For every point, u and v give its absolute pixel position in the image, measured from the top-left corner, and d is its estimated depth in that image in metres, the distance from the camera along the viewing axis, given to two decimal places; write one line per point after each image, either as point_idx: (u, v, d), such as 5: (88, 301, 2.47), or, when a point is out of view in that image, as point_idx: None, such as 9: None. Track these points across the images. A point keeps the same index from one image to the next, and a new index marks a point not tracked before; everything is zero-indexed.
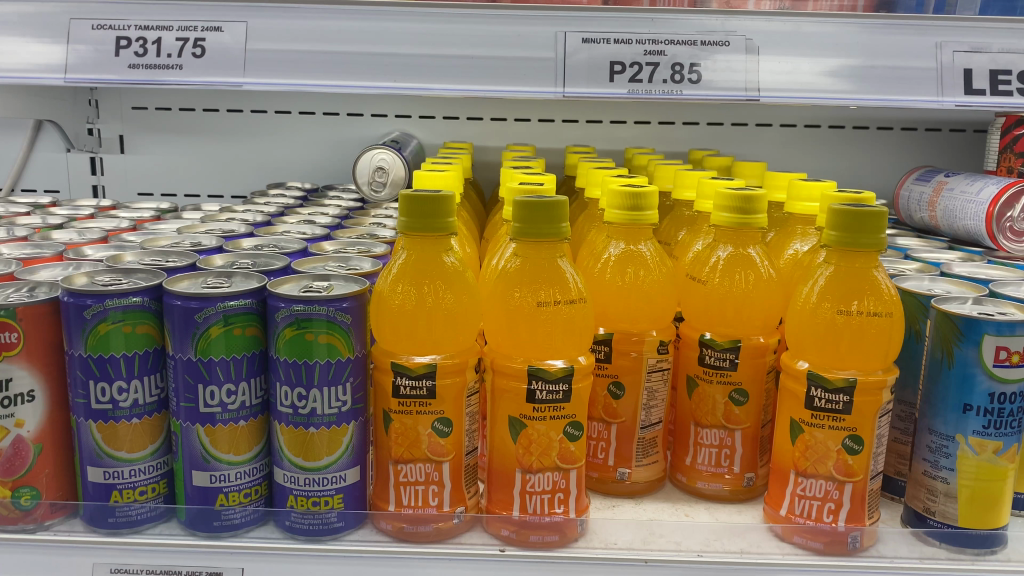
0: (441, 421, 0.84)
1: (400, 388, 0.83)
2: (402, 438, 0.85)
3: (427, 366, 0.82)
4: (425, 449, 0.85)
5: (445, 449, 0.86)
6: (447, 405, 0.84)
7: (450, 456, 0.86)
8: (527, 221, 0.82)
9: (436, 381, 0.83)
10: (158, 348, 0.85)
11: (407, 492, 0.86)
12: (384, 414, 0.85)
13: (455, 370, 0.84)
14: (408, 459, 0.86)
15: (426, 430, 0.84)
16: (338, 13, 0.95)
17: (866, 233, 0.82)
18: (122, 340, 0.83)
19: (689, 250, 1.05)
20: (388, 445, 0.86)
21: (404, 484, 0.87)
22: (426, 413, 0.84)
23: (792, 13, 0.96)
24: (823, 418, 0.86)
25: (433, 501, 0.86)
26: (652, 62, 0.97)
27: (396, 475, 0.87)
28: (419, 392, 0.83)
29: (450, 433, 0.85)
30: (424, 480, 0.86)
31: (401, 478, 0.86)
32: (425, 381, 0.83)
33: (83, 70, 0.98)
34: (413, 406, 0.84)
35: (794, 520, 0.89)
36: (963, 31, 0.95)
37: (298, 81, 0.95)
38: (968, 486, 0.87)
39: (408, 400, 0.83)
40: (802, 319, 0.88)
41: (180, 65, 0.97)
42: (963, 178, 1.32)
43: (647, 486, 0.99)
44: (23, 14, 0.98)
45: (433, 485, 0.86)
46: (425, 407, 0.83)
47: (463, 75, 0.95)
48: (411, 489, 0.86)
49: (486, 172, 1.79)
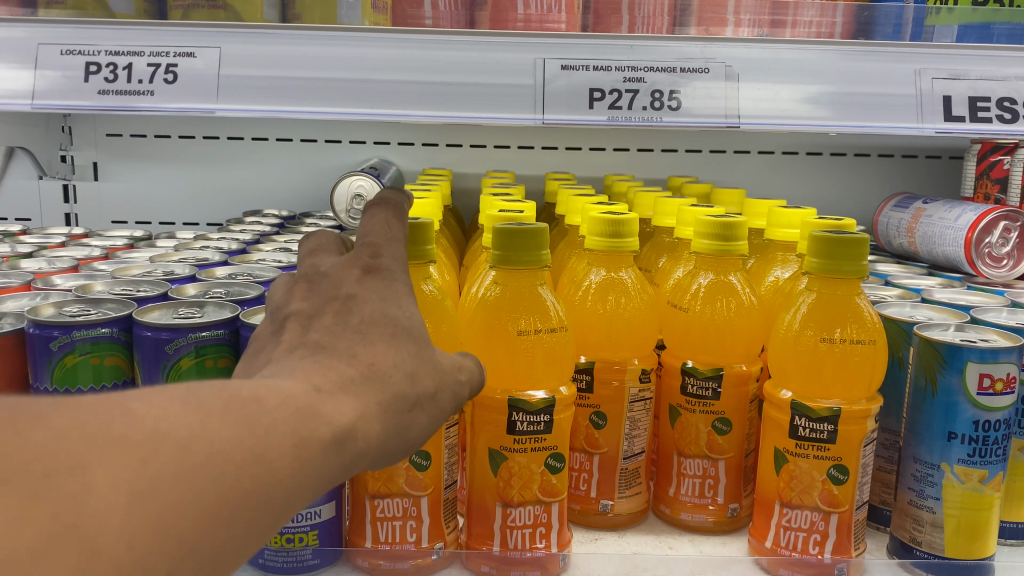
0: (418, 453, 0.82)
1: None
2: (378, 472, 0.83)
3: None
4: (402, 483, 0.83)
5: (423, 483, 0.83)
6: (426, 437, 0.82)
7: (428, 491, 0.84)
8: (505, 249, 0.81)
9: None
10: (127, 380, 0.82)
11: (384, 528, 0.84)
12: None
13: None
14: (385, 493, 0.83)
15: (404, 464, 0.82)
16: (313, 39, 0.90)
17: (847, 260, 0.82)
18: (90, 373, 0.80)
19: (670, 276, 1.05)
20: (363, 480, 0.84)
21: (381, 519, 0.84)
22: None
23: (770, 40, 0.94)
24: (808, 448, 0.85)
25: (412, 537, 0.84)
26: (632, 89, 0.94)
27: (372, 512, 0.84)
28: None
29: (428, 465, 0.83)
30: (402, 515, 0.84)
31: (378, 516, 0.84)
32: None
33: (51, 96, 0.93)
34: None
35: (780, 552, 0.88)
36: (943, 58, 0.93)
37: (271, 108, 0.90)
38: (954, 516, 0.86)
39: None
40: (785, 346, 0.88)
41: (152, 91, 0.93)
42: (941, 205, 1.32)
43: (630, 517, 0.97)
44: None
45: (411, 521, 0.84)
46: None
47: (440, 101, 0.91)
48: (388, 525, 0.84)
49: (465, 198, 1.79)
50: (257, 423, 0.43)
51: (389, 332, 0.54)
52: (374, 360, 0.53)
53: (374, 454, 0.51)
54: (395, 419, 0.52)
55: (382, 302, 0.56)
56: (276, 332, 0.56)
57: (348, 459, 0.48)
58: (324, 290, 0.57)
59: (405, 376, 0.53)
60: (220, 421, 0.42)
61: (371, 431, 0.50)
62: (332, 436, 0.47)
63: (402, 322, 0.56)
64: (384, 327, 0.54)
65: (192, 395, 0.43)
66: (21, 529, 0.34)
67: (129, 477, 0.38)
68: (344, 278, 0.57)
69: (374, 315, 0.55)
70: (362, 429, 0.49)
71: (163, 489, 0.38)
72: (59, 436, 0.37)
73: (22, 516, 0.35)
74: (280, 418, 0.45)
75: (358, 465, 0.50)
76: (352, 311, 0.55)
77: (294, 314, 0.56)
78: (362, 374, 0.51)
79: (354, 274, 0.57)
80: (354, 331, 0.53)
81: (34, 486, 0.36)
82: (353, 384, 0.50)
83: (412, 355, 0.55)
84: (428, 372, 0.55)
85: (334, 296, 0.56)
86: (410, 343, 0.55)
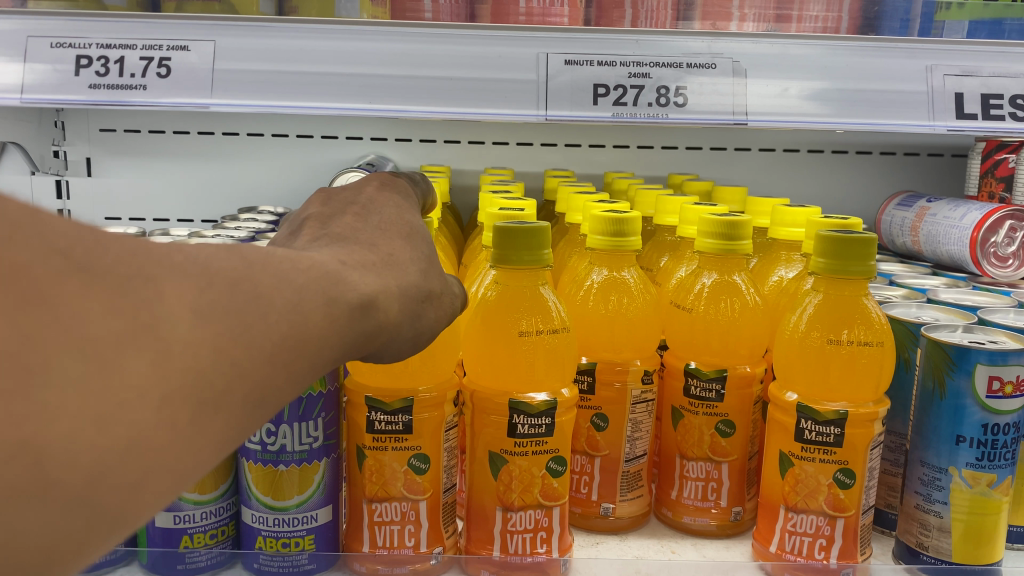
0: (418, 456, 0.81)
1: (374, 422, 0.80)
2: (376, 476, 0.81)
3: (405, 401, 0.79)
4: (401, 488, 0.81)
5: (422, 487, 0.82)
6: (425, 440, 0.80)
7: (428, 495, 0.82)
8: (506, 248, 0.79)
9: (414, 416, 0.79)
10: None
11: (382, 532, 0.82)
12: (360, 451, 0.81)
13: (433, 405, 0.80)
14: (382, 498, 0.82)
15: (403, 467, 0.81)
16: (311, 33, 0.88)
17: (854, 260, 0.80)
18: None
19: (673, 276, 1.03)
20: (361, 483, 0.82)
21: (379, 524, 0.82)
22: (401, 448, 0.80)
23: (777, 35, 0.92)
24: (813, 451, 0.83)
25: (411, 541, 0.82)
26: (637, 85, 0.92)
27: (370, 516, 0.82)
28: (397, 428, 0.80)
29: (427, 469, 0.81)
30: (400, 519, 0.82)
31: (376, 520, 0.82)
32: (404, 416, 0.79)
33: (40, 90, 0.90)
34: (389, 443, 0.80)
35: (784, 557, 0.86)
36: (952, 55, 0.92)
37: (267, 102, 0.88)
38: (962, 521, 0.85)
39: (384, 436, 0.80)
40: (791, 347, 0.86)
41: (144, 85, 0.90)
42: (946, 204, 1.31)
43: (632, 521, 0.95)
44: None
45: (410, 525, 0.82)
46: (401, 442, 0.80)
47: (440, 96, 0.89)
48: (387, 530, 0.82)
49: (463, 195, 1.77)
50: (296, 281, 0.47)
51: (404, 231, 0.61)
52: (393, 251, 0.58)
53: (386, 335, 0.55)
54: (408, 306, 0.57)
55: (393, 211, 0.63)
56: (293, 230, 0.60)
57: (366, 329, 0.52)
58: (342, 198, 0.62)
59: (418, 270, 0.59)
60: (263, 269, 0.46)
61: (388, 308, 0.54)
62: (357, 302, 0.51)
63: (411, 228, 0.62)
64: (399, 227, 0.61)
65: (235, 248, 0.46)
66: (107, 319, 0.37)
67: (194, 298, 0.40)
68: (360, 189, 0.64)
69: (390, 218, 0.61)
70: (380, 304, 0.53)
71: (222, 313, 0.41)
72: (132, 252, 0.39)
73: (106, 306, 0.37)
74: (314, 278, 0.48)
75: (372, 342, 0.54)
76: (371, 213, 0.61)
77: (314, 215, 0.61)
78: (382, 260, 0.56)
79: (370, 188, 0.65)
80: (375, 226, 0.59)
81: (116, 284, 0.38)
82: (376, 266, 0.55)
83: (423, 254, 0.61)
84: (435, 272, 0.62)
85: (352, 202, 0.62)
86: (418, 245, 0.61)
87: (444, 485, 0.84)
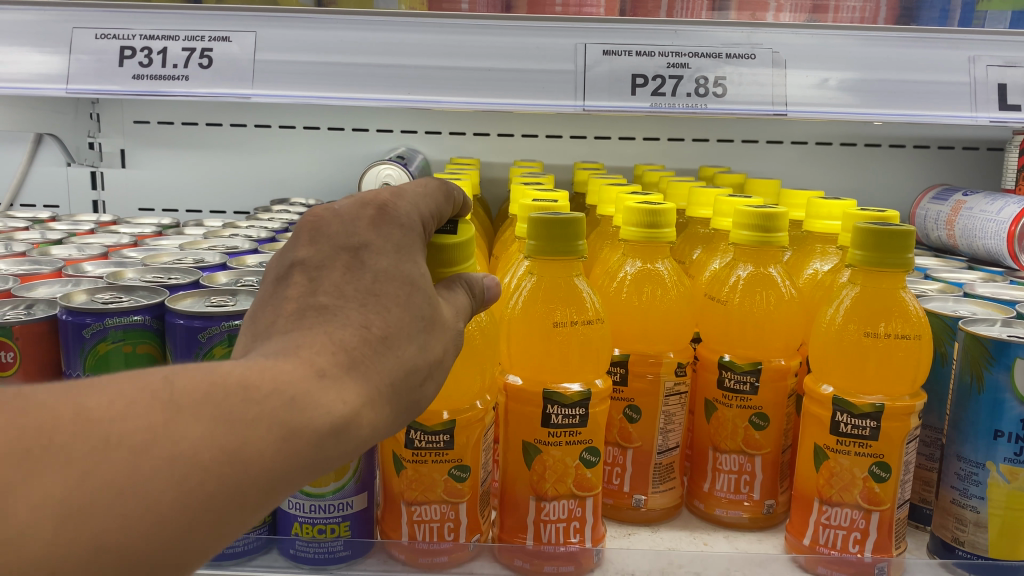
0: (458, 466, 0.81)
1: (413, 438, 0.79)
2: (416, 481, 0.81)
3: (448, 425, 0.79)
4: (442, 491, 0.81)
5: (461, 491, 0.82)
6: (465, 453, 0.81)
7: (467, 497, 0.82)
8: (542, 239, 0.79)
9: (452, 435, 0.80)
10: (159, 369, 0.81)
11: (421, 529, 0.82)
12: (399, 458, 0.81)
13: (472, 422, 0.81)
14: (422, 499, 0.82)
15: (443, 476, 0.81)
16: (351, 24, 0.89)
17: (892, 252, 0.79)
18: (122, 362, 0.79)
19: (706, 269, 1.03)
20: (400, 486, 0.82)
21: (417, 521, 0.82)
22: (442, 461, 0.80)
23: (819, 26, 0.91)
24: (849, 444, 0.83)
25: (449, 539, 0.83)
26: (676, 76, 0.91)
27: (409, 516, 0.82)
28: (436, 445, 0.80)
29: (467, 476, 0.82)
30: (439, 517, 0.82)
31: (414, 520, 0.82)
32: (442, 436, 0.79)
33: (84, 80, 0.91)
34: (430, 456, 0.80)
35: (818, 550, 0.86)
36: (996, 44, 0.89)
37: (306, 93, 0.88)
38: (1000, 516, 0.84)
39: (423, 451, 0.80)
40: (827, 341, 0.86)
41: (186, 76, 0.91)
42: (982, 197, 1.29)
43: (663, 513, 0.95)
44: (8, 22, 0.90)
45: (450, 524, 0.82)
46: (442, 456, 0.80)
47: (479, 87, 0.89)
48: (424, 528, 0.82)
49: (492, 188, 1.78)
50: (235, 418, 0.44)
51: (403, 294, 0.53)
52: (388, 329, 0.52)
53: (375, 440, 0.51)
54: (406, 398, 0.53)
55: (396, 257, 0.55)
56: (280, 275, 0.54)
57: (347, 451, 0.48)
58: (334, 237, 0.55)
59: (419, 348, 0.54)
60: (187, 422, 0.43)
61: (372, 418, 0.50)
62: (327, 429, 0.47)
63: (415, 280, 0.55)
64: (399, 286, 0.54)
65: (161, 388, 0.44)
66: None
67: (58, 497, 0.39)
68: (357, 222, 0.55)
69: (385, 272, 0.54)
70: (364, 419, 0.49)
71: (102, 509, 0.40)
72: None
73: None
74: (263, 412, 0.45)
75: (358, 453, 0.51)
76: (365, 264, 0.53)
77: (300, 263, 0.54)
78: (370, 349, 0.51)
79: (364, 221, 0.55)
80: (367, 292, 0.52)
81: None
82: (361, 361, 0.50)
83: (423, 319, 0.54)
84: (440, 336, 0.56)
85: (346, 246, 0.54)
86: (423, 302, 0.55)
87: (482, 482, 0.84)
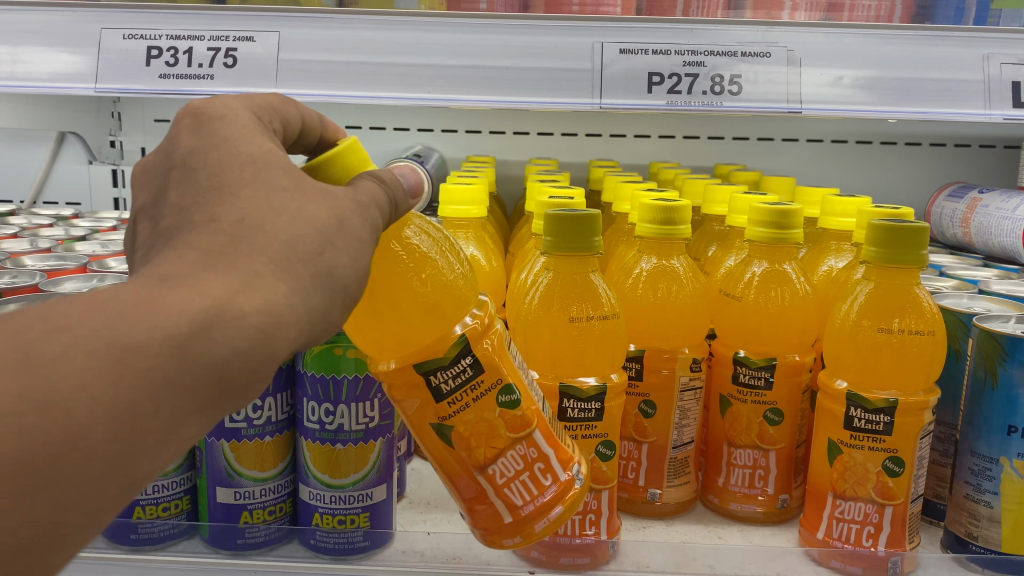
0: (505, 389, 0.65)
1: (441, 387, 0.64)
2: (476, 435, 0.65)
3: (465, 342, 0.64)
4: (507, 431, 0.66)
5: (526, 418, 0.67)
6: (504, 367, 0.66)
7: (535, 423, 0.67)
8: (559, 236, 0.80)
9: (478, 352, 0.64)
10: None
11: (513, 492, 0.66)
12: (441, 423, 0.65)
13: (487, 329, 0.66)
14: (494, 453, 0.66)
15: (497, 411, 0.65)
16: (373, 24, 0.90)
17: (907, 249, 0.80)
18: None
19: (721, 265, 1.04)
20: (466, 452, 0.66)
21: (505, 486, 0.66)
22: (485, 393, 0.65)
23: (833, 24, 0.91)
24: (863, 439, 0.83)
25: (550, 481, 0.67)
26: (692, 74, 0.92)
27: (494, 484, 0.66)
28: (469, 377, 0.64)
29: (519, 394, 0.66)
30: (523, 466, 0.66)
31: (504, 484, 0.66)
32: (467, 360, 0.64)
33: (112, 78, 0.92)
34: (471, 396, 0.64)
35: (832, 544, 0.87)
36: (1011, 43, 0.90)
37: (328, 91, 0.89)
38: (1013, 511, 0.84)
39: (459, 393, 0.64)
40: (842, 336, 0.87)
41: (211, 74, 0.92)
42: (998, 195, 1.29)
43: (677, 507, 0.96)
44: (39, 23, 0.92)
45: (542, 470, 0.67)
46: (481, 388, 0.64)
47: (496, 86, 0.90)
48: (520, 487, 0.66)
49: (508, 185, 1.79)
50: (47, 352, 0.43)
51: (248, 174, 0.54)
52: (251, 213, 0.52)
53: (283, 323, 0.50)
54: (309, 268, 0.52)
55: (218, 146, 0.55)
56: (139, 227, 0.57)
57: (226, 345, 0.48)
58: (164, 166, 0.56)
59: (302, 220, 0.53)
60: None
61: (257, 300, 0.49)
62: (187, 326, 0.46)
63: (262, 161, 0.55)
64: (242, 170, 0.54)
65: None
66: None
67: None
68: (179, 140, 0.56)
69: (228, 166, 0.54)
70: (243, 303, 0.48)
71: None
72: None
73: None
74: (89, 330, 0.44)
75: (263, 345, 0.50)
76: (194, 169, 0.54)
77: (146, 206, 0.56)
78: (232, 235, 0.50)
79: (181, 137, 0.57)
80: (217, 188, 0.53)
81: None
82: (225, 251, 0.50)
83: (287, 189, 0.54)
84: (322, 202, 0.55)
85: (173, 164, 0.56)
86: (284, 177, 0.55)
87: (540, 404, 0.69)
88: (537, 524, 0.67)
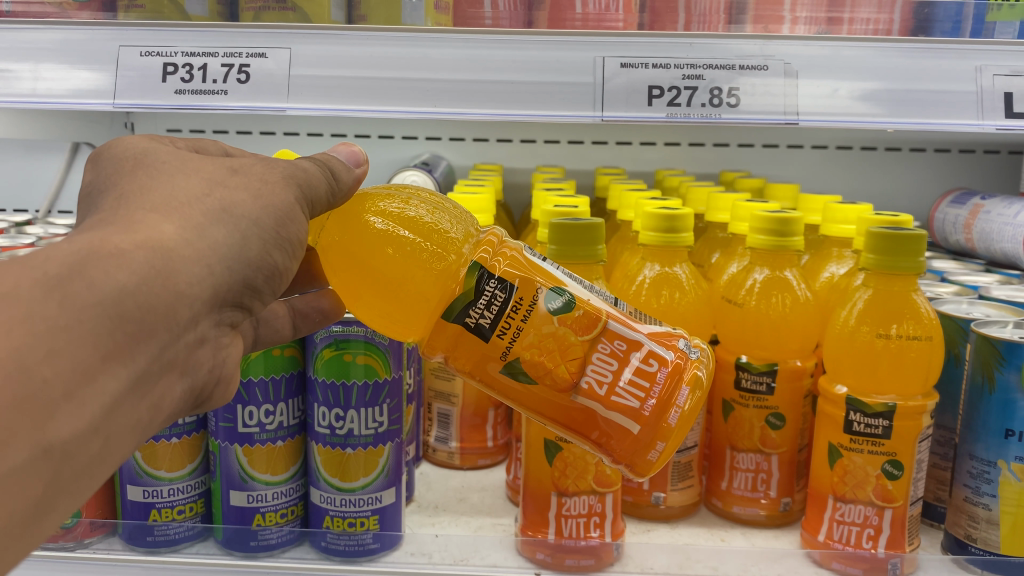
0: (552, 295, 0.64)
1: (482, 324, 0.64)
2: (552, 353, 0.64)
3: (477, 271, 0.65)
4: (578, 335, 0.64)
5: (589, 313, 0.64)
6: (538, 275, 0.65)
7: (604, 315, 0.65)
8: (563, 244, 0.82)
9: (498, 274, 0.65)
10: (294, 372, 0.86)
11: (622, 393, 0.63)
12: (509, 361, 0.64)
13: (494, 251, 0.66)
14: (581, 360, 0.64)
15: (556, 321, 0.64)
16: (381, 39, 0.93)
17: (904, 256, 0.82)
18: (261, 365, 0.83)
19: (724, 273, 1.05)
20: (553, 375, 0.64)
21: (612, 392, 0.63)
22: (532, 308, 0.64)
23: (829, 38, 0.93)
24: (862, 443, 0.85)
25: (654, 365, 0.64)
26: (691, 87, 0.94)
27: (599, 395, 0.64)
28: (502, 303, 0.64)
29: (568, 292, 0.65)
30: (617, 367, 0.64)
31: (609, 389, 0.63)
32: (491, 286, 0.64)
33: (129, 94, 0.95)
34: (517, 319, 0.64)
35: (832, 546, 0.88)
36: (1002, 55, 0.92)
37: (337, 106, 0.92)
38: (1011, 513, 0.85)
39: (504, 321, 0.64)
40: (840, 342, 0.88)
41: (224, 90, 0.94)
42: (1000, 201, 1.31)
43: (682, 509, 0.98)
44: (58, 41, 0.95)
45: (637, 361, 0.64)
46: (523, 308, 0.64)
47: (501, 99, 0.92)
48: (626, 387, 0.63)
49: (515, 193, 1.81)
50: None
51: (127, 164, 0.60)
52: (137, 186, 0.58)
53: (173, 255, 0.55)
54: (198, 208, 0.58)
55: (107, 160, 0.61)
56: None
57: (110, 281, 0.51)
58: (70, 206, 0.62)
59: (184, 179, 0.59)
60: None
61: (140, 237, 0.54)
62: (70, 264, 0.51)
63: (137, 153, 0.61)
64: (123, 164, 0.60)
65: None
66: None
67: None
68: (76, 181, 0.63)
69: (113, 168, 0.60)
70: (119, 242, 0.53)
71: None
72: None
73: None
74: None
75: (157, 279, 0.54)
76: (87, 193, 0.60)
77: None
78: (113, 205, 0.56)
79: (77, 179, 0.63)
80: (103, 189, 0.59)
81: None
82: (117, 215, 0.55)
83: (163, 163, 0.60)
84: (205, 164, 0.61)
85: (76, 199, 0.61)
86: (159, 157, 0.61)
87: (604, 300, 0.67)
88: (665, 417, 0.63)
